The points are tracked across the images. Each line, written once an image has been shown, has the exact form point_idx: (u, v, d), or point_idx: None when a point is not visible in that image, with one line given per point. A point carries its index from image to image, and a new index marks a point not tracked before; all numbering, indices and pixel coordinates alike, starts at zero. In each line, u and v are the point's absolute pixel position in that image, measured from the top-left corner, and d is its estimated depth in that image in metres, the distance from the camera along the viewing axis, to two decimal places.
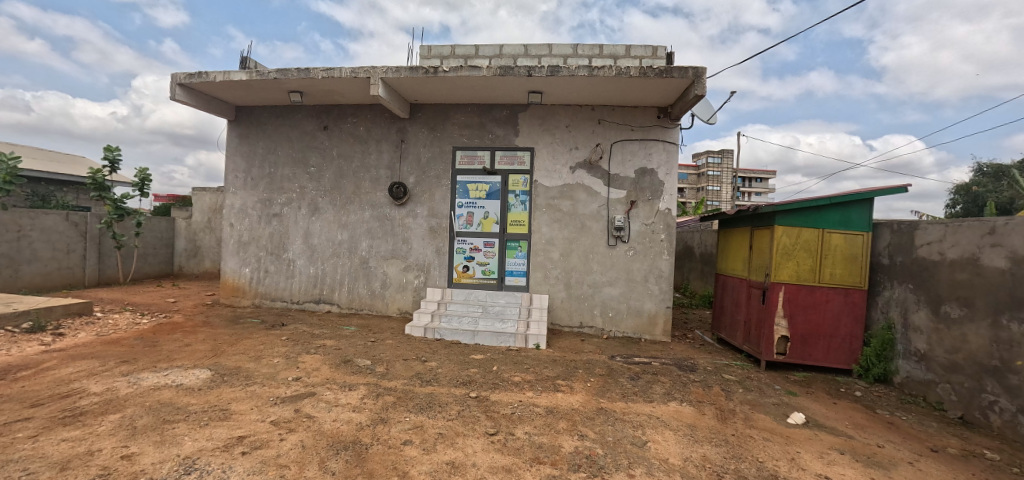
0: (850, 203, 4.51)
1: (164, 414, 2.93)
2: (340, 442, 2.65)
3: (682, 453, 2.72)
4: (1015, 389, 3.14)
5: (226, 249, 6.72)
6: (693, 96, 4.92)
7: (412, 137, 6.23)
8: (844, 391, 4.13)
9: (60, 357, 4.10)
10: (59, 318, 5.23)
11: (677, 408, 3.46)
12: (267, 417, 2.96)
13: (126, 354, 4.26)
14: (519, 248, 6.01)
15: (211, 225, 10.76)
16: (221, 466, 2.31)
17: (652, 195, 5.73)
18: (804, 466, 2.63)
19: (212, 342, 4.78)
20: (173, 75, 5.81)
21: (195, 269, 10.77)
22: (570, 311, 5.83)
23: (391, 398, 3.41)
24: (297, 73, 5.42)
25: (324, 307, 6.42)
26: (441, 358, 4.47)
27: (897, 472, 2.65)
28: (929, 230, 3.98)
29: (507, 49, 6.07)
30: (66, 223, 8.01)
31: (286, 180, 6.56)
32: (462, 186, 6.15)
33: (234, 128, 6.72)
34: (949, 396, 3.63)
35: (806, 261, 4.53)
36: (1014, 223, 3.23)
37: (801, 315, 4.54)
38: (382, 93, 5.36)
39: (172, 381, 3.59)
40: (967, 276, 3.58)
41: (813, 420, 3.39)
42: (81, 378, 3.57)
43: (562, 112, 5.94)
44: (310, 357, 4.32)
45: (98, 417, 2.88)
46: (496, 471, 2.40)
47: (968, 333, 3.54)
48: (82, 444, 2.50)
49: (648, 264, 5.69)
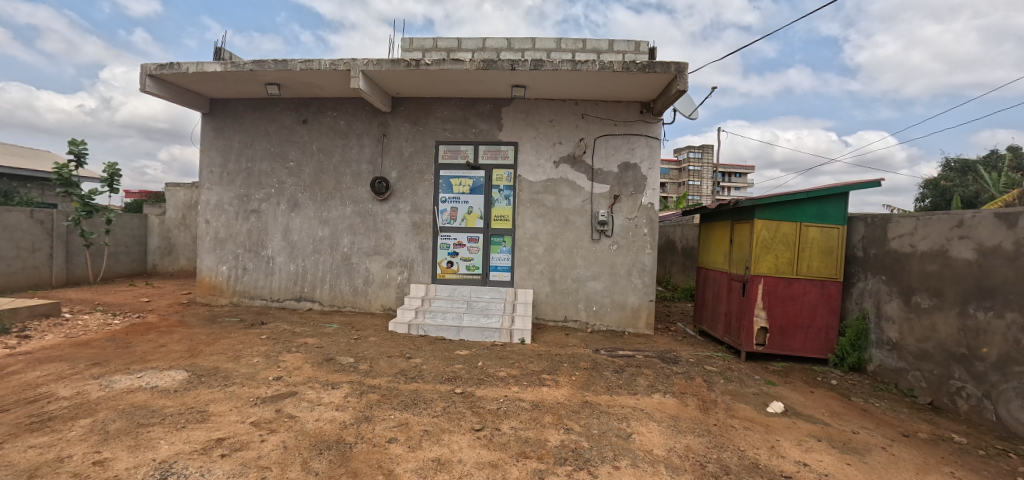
0: (827, 198, 4.61)
1: (139, 417, 2.83)
2: (323, 442, 2.60)
3: (666, 444, 2.76)
4: (981, 375, 3.28)
5: (202, 246, 6.52)
6: (676, 91, 4.95)
7: (394, 131, 6.12)
8: (820, 380, 4.25)
9: (26, 360, 3.93)
10: (25, 320, 5.01)
11: (660, 400, 3.50)
12: (247, 418, 2.89)
13: (97, 357, 4.10)
14: (504, 243, 5.99)
15: (186, 222, 10.46)
16: (199, 469, 2.25)
17: (635, 189, 5.77)
18: (783, 454, 2.70)
19: (188, 342, 4.64)
20: (142, 66, 5.59)
21: (169, 268, 10.42)
22: (555, 306, 5.85)
23: (375, 396, 3.35)
24: (273, 65, 5.26)
25: (305, 305, 6.29)
26: (426, 354, 4.42)
27: (871, 457, 2.75)
28: (901, 223, 4.11)
29: (490, 42, 6.00)
30: (30, 221, 7.64)
31: (264, 175, 6.39)
32: (445, 181, 6.09)
33: (208, 121, 6.49)
34: (920, 383, 3.77)
35: (784, 253, 4.63)
36: (981, 216, 3.37)
37: (779, 306, 4.64)
38: (363, 85, 5.25)
39: (147, 383, 3.46)
40: (937, 267, 3.71)
41: (792, 409, 3.48)
42: (49, 382, 3.42)
43: (546, 106, 5.91)
44: (291, 356, 4.23)
45: (67, 422, 2.76)
46: (483, 467, 2.39)
47: (937, 322, 3.67)
48: (51, 451, 2.40)
49: (631, 257, 5.74)
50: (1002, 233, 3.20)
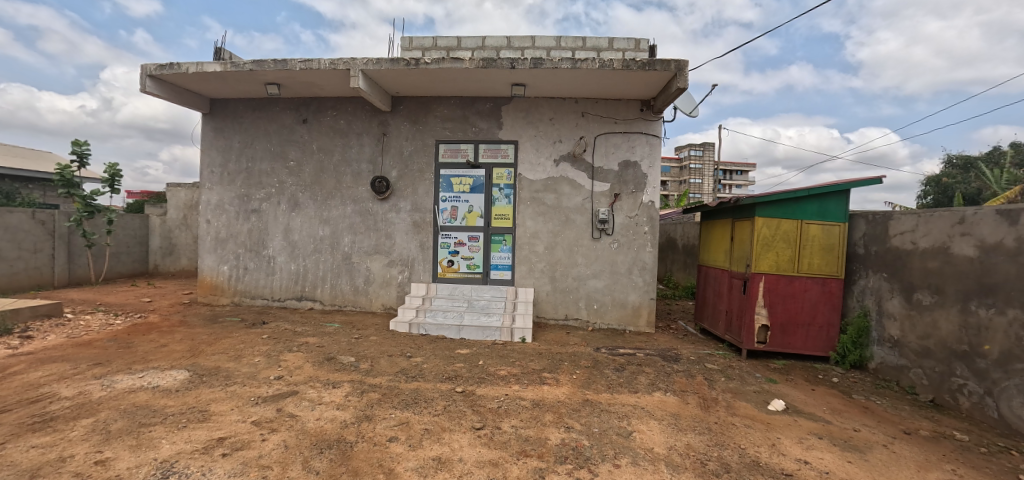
0: (828, 195, 4.60)
1: (140, 417, 2.83)
2: (324, 441, 2.61)
3: (667, 442, 2.76)
4: (983, 372, 3.27)
5: (203, 246, 6.53)
6: (676, 89, 4.93)
7: (394, 130, 6.12)
8: (821, 378, 4.25)
9: (28, 360, 3.93)
10: (27, 321, 5.02)
11: (662, 398, 3.50)
12: (248, 417, 2.90)
13: (99, 356, 4.12)
14: (504, 241, 5.99)
15: (187, 223, 10.48)
16: (201, 469, 2.25)
17: (635, 187, 5.75)
18: (783, 452, 2.70)
19: (189, 342, 4.65)
20: (142, 66, 5.59)
21: (171, 268, 10.45)
22: (556, 304, 5.85)
23: (376, 395, 3.35)
24: (272, 65, 5.26)
25: (306, 304, 6.31)
26: (427, 353, 4.42)
27: (872, 455, 2.74)
28: (903, 220, 4.09)
29: (490, 40, 6.00)
30: (32, 222, 7.66)
31: (265, 175, 6.39)
32: (446, 180, 6.09)
33: (208, 122, 6.50)
34: (921, 381, 3.76)
35: (785, 251, 4.62)
36: (982, 213, 3.36)
37: (780, 304, 4.64)
38: (362, 85, 5.24)
39: (148, 383, 3.47)
40: (938, 265, 3.69)
41: (792, 406, 3.48)
42: (51, 382, 3.43)
43: (546, 105, 5.90)
44: (293, 355, 4.24)
45: (70, 422, 2.77)
46: (483, 466, 2.39)
47: (938, 319, 3.66)
48: (53, 451, 2.40)
49: (632, 256, 5.73)
50: (1003, 230, 3.19)
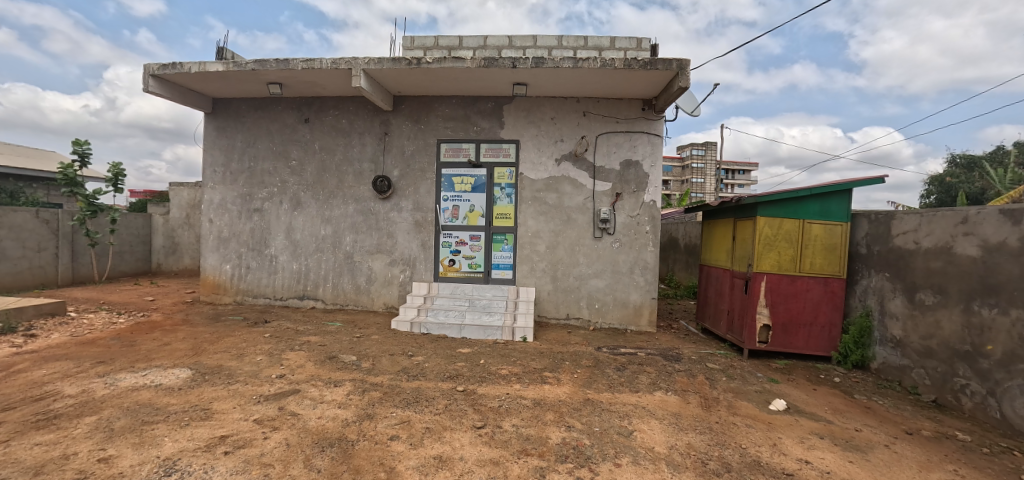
0: (830, 195, 4.58)
1: (143, 415, 2.85)
2: (326, 439, 2.62)
3: (668, 441, 2.76)
4: (986, 372, 3.26)
5: (205, 245, 6.56)
6: (678, 88, 4.92)
7: (396, 130, 6.13)
8: (823, 378, 4.24)
9: (32, 358, 3.96)
10: (31, 319, 5.05)
11: (663, 398, 3.50)
12: (250, 415, 2.91)
13: (102, 355, 4.14)
14: (506, 241, 6.00)
15: (190, 222, 10.53)
16: (203, 466, 2.27)
17: (637, 187, 5.75)
18: (784, 452, 2.69)
19: (192, 340, 4.66)
20: (145, 66, 5.61)
21: (174, 267, 10.49)
22: (557, 304, 5.85)
23: (377, 393, 3.36)
24: (274, 64, 5.27)
25: (308, 303, 6.33)
26: (428, 352, 4.43)
27: (874, 454, 2.74)
28: (905, 219, 4.07)
29: (491, 40, 6.00)
30: (36, 221, 7.71)
31: (267, 174, 6.41)
32: (447, 179, 6.10)
33: (211, 121, 6.52)
34: (924, 381, 3.75)
35: (787, 250, 4.61)
36: (986, 213, 3.34)
37: (782, 303, 4.63)
38: (364, 85, 5.26)
39: (151, 381, 3.49)
40: (941, 264, 3.68)
41: (794, 406, 3.47)
42: (55, 380, 3.46)
43: (548, 104, 5.89)
44: (295, 354, 4.26)
45: (74, 419, 2.79)
46: (484, 464, 2.40)
47: (941, 319, 3.64)
48: (56, 448, 2.42)
49: (633, 255, 5.73)
50: (1006, 230, 3.18)
